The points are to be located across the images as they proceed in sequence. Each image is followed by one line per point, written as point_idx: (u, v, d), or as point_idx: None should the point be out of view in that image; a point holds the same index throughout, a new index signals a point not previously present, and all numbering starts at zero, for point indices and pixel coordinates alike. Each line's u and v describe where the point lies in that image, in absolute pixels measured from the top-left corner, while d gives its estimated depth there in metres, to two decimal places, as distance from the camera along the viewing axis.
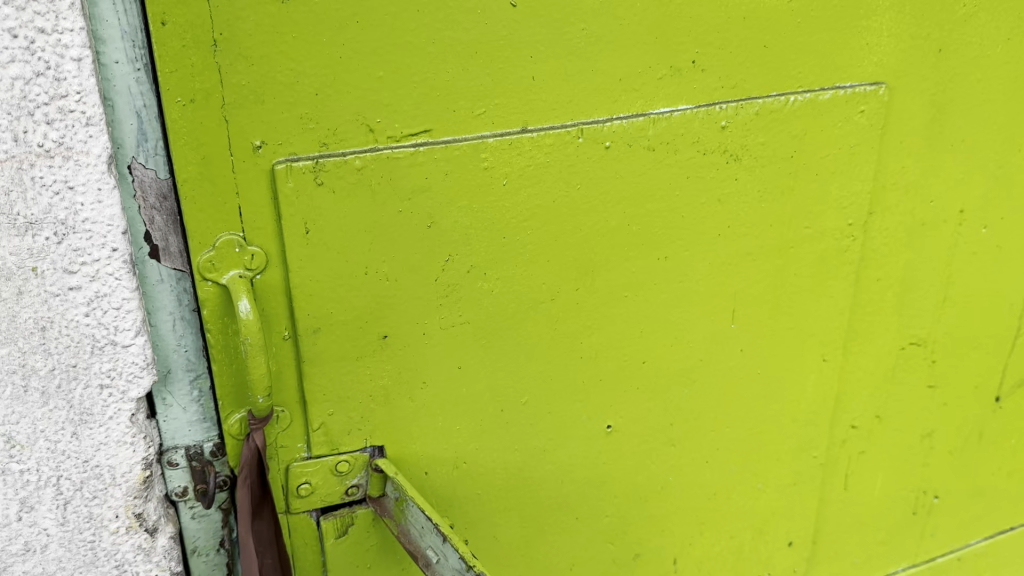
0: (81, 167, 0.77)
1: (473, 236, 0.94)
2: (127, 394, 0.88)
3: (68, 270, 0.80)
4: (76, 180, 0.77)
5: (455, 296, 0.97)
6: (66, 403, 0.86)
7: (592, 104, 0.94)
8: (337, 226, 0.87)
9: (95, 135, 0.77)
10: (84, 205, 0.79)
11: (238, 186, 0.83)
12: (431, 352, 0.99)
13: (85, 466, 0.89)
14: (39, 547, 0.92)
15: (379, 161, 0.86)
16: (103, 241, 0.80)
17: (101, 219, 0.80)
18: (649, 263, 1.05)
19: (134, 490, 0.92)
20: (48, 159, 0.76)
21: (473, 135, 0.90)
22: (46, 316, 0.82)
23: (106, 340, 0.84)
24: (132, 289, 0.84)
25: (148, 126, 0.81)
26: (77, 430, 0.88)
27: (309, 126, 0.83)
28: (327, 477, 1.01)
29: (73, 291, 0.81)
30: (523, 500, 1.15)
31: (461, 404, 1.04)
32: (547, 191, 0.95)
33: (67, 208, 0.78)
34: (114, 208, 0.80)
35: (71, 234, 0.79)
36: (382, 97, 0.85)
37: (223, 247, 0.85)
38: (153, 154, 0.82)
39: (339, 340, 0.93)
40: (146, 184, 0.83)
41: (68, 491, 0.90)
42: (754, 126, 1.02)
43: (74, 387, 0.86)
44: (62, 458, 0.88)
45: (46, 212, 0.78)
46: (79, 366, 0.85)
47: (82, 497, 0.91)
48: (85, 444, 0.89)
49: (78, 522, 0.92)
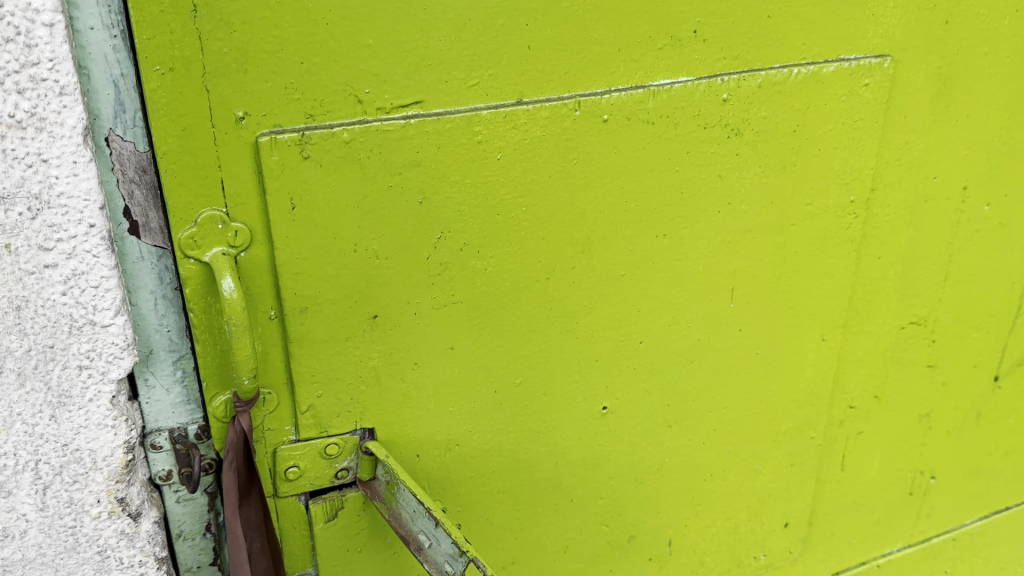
0: (56, 139, 0.74)
1: (467, 213, 0.91)
2: (107, 376, 0.85)
3: (43, 247, 0.77)
4: (50, 153, 0.74)
5: (448, 275, 0.94)
6: (44, 385, 0.83)
7: (590, 75, 0.90)
8: (325, 201, 0.84)
9: (69, 105, 0.73)
10: (59, 179, 0.75)
11: (220, 159, 0.78)
12: (423, 332, 0.96)
13: (64, 450, 0.87)
14: (19, 533, 0.89)
15: (369, 133, 0.82)
16: (80, 217, 0.77)
17: (77, 193, 0.76)
18: (647, 241, 1.02)
19: (116, 474, 0.89)
20: (20, 130, 0.72)
21: (466, 107, 0.86)
22: (22, 294, 0.79)
23: (84, 320, 0.81)
24: (111, 267, 0.80)
25: (126, 96, 0.77)
26: (56, 413, 0.85)
27: (295, 97, 0.79)
28: (316, 460, 0.99)
29: (49, 268, 0.78)
30: (517, 482, 1.13)
31: (454, 385, 1.02)
32: (543, 166, 0.92)
33: (41, 181, 0.75)
34: (91, 182, 0.76)
35: (46, 209, 0.76)
36: (371, 66, 0.80)
37: (205, 223, 0.80)
38: (132, 126, 0.78)
39: (326, 319, 0.90)
40: (124, 157, 0.79)
41: (47, 476, 0.87)
42: (757, 99, 0.99)
43: (52, 368, 0.83)
44: (40, 442, 0.85)
45: (20, 186, 0.74)
46: (56, 347, 0.82)
47: (62, 481, 0.88)
48: (64, 427, 0.85)
49: (58, 507, 0.89)
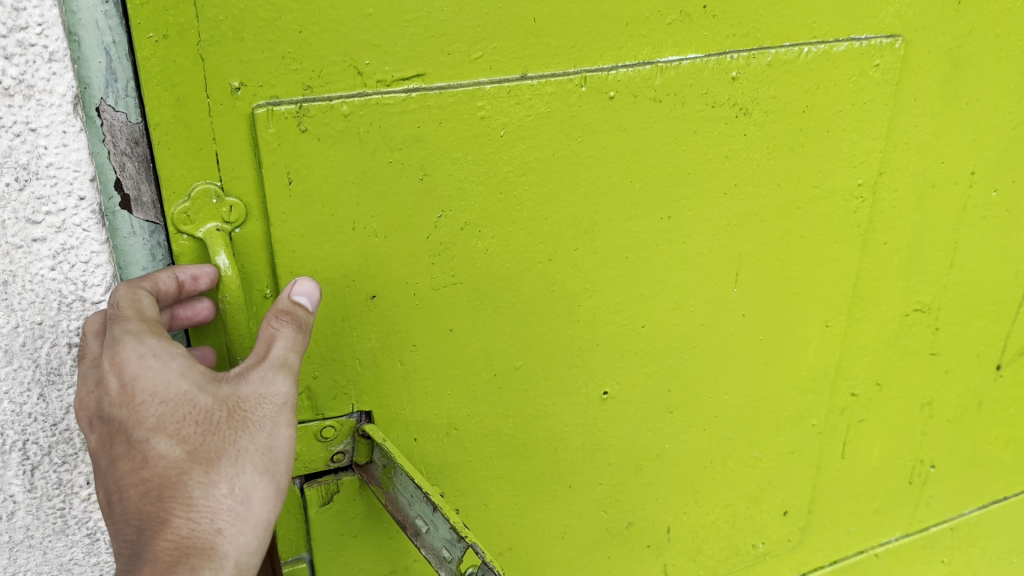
0: (45, 107, 0.71)
1: (468, 190, 0.89)
2: None
3: (31, 220, 0.75)
4: (38, 122, 0.71)
5: (448, 255, 0.92)
6: (32, 363, 0.82)
7: (596, 50, 0.87)
8: (322, 176, 0.81)
9: (59, 72, 0.70)
10: (48, 149, 0.73)
11: (215, 130, 0.76)
12: (422, 312, 0.94)
13: (53, 430, 0.87)
14: (8, 513, 0.90)
15: (368, 107, 0.80)
16: (70, 189, 0.75)
17: (66, 164, 0.74)
18: (652, 223, 1.00)
19: None
20: (7, 98, 0.70)
21: (469, 81, 0.83)
22: (10, 268, 0.77)
23: (74, 296, 0.80)
24: (101, 242, 0.78)
25: (119, 64, 0.72)
26: (44, 392, 0.84)
27: (293, 68, 0.76)
28: (311, 442, 0.96)
29: (38, 243, 0.76)
30: (515, 468, 1.11)
31: (453, 368, 1.00)
32: (548, 143, 0.89)
33: (30, 151, 0.72)
34: (81, 152, 0.73)
35: (34, 180, 0.73)
36: (372, 36, 0.78)
37: (199, 197, 0.78)
38: (124, 95, 0.74)
39: (324, 299, 0.88)
40: (116, 128, 0.75)
41: (35, 456, 0.88)
42: (766, 79, 0.97)
43: (40, 346, 0.82)
44: (28, 422, 0.85)
45: (7, 155, 0.72)
46: (45, 324, 0.81)
47: (50, 462, 0.89)
48: (53, 407, 0.85)
49: (46, 488, 0.90)
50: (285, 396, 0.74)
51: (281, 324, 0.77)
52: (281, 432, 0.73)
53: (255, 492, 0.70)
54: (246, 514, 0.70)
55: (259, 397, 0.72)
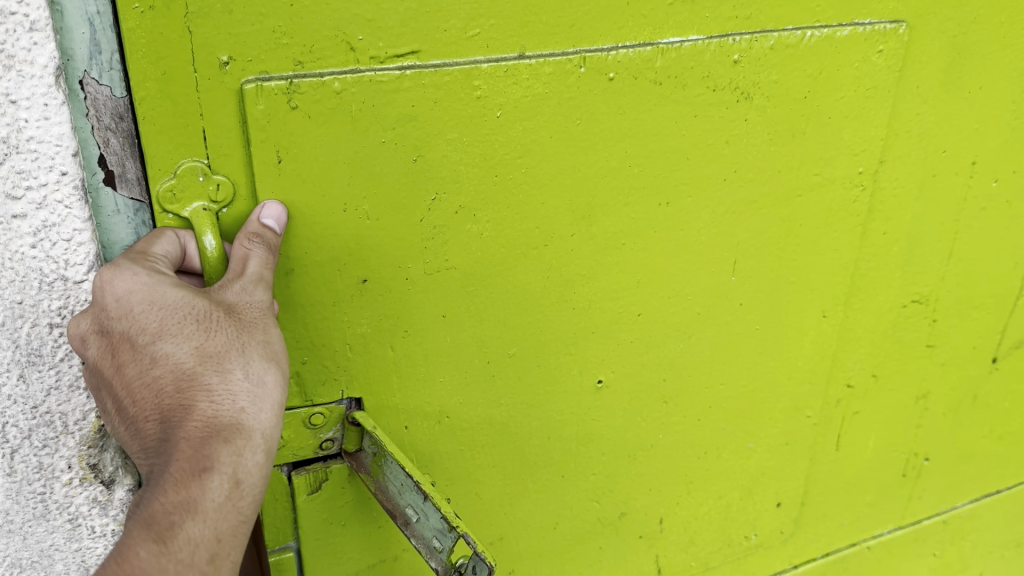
0: (26, 78, 0.68)
1: (463, 173, 0.86)
2: None
3: (10, 195, 0.72)
4: (19, 94, 0.68)
5: (441, 239, 0.89)
6: (11, 343, 0.78)
7: (596, 29, 0.85)
8: (313, 155, 0.79)
9: (40, 42, 0.68)
10: (29, 122, 0.70)
11: (203, 106, 0.73)
12: (415, 298, 0.92)
13: (34, 413, 0.82)
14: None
15: (361, 84, 0.77)
16: (51, 163, 0.72)
17: (48, 138, 0.71)
18: (650, 209, 0.98)
19: (88, 440, 0.85)
20: None
21: (465, 59, 0.81)
22: None
23: (55, 275, 0.76)
24: (84, 219, 0.75)
25: (103, 36, 0.71)
26: (25, 372, 0.80)
27: (283, 42, 0.73)
28: (300, 429, 0.94)
29: (18, 219, 0.73)
30: (508, 457, 1.10)
31: (445, 354, 0.98)
32: (544, 125, 0.87)
33: (9, 124, 0.69)
34: (63, 126, 0.71)
35: (14, 154, 0.70)
36: (366, 11, 0.75)
37: (185, 175, 0.75)
38: (108, 69, 0.72)
39: (315, 282, 0.86)
40: (99, 101, 0.73)
41: (15, 439, 0.83)
42: (769, 62, 0.94)
43: (22, 326, 0.78)
44: (8, 403, 0.81)
45: None
46: (25, 303, 0.77)
47: (31, 446, 0.84)
48: (34, 388, 0.81)
49: (26, 472, 0.85)
50: (270, 299, 0.74)
51: (253, 243, 0.75)
52: (274, 329, 0.73)
53: (270, 375, 0.70)
54: (265, 394, 0.69)
55: (251, 298, 0.72)
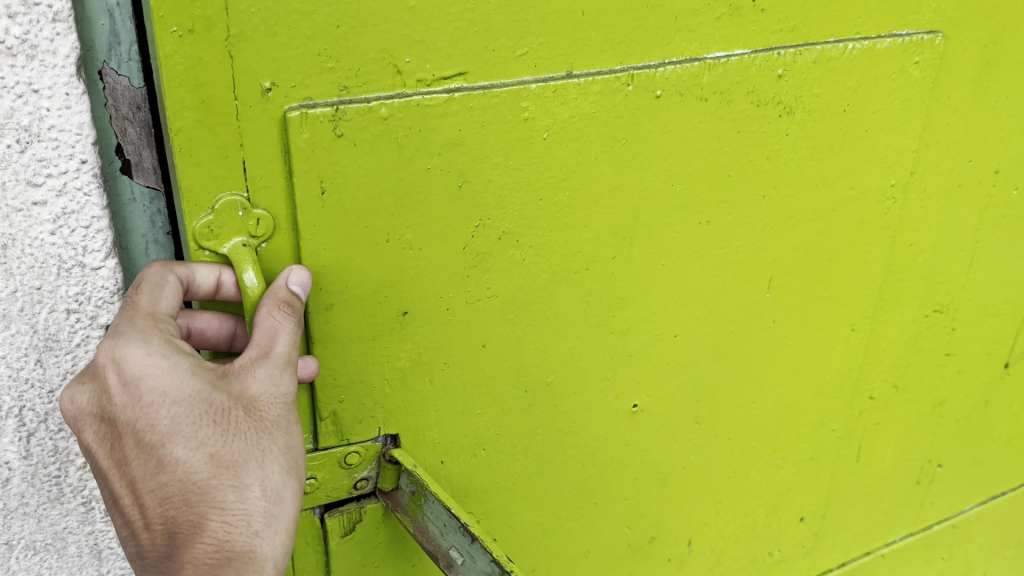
0: (48, 68, 0.68)
1: (507, 198, 0.82)
2: (95, 320, 0.80)
3: (31, 182, 0.72)
4: (41, 83, 0.68)
5: (484, 266, 0.85)
6: (29, 328, 0.79)
7: (644, 45, 0.81)
8: (357, 184, 0.74)
9: (62, 33, 0.67)
10: (50, 111, 0.70)
11: (243, 135, 0.68)
12: (454, 329, 0.88)
13: (49, 397, 0.83)
14: (3, 481, 0.86)
15: (409, 109, 0.73)
16: (71, 152, 0.72)
17: (68, 127, 0.71)
18: (691, 228, 0.95)
19: None
20: (9, 58, 0.66)
21: (513, 80, 0.77)
22: (9, 232, 0.74)
23: (73, 261, 0.76)
24: (102, 208, 0.75)
25: (122, 27, 0.70)
26: (42, 357, 0.81)
27: (329, 66, 0.69)
28: (335, 470, 0.89)
29: (38, 206, 0.73)
30: (542, 487, 1.05)
31: (484, 385, 0.93)
32: (590, 146, 0.83)
33: (31, 112, 0.69)
34: (84, 116, 0.70)
35: (35, 142, 0.70)
36: (413, 32, 0.71)
37: (223, 210, 0.70)
38: (127, 60, 0.71)
39: (353, 317, 0.81)
40: (118, 92, 0.72)
41: (31, 423, 0.84)
42: (811, 76, 0.92)
43: (39, 312, 0.78)
44: (24, 388, 0.82)
45: (8, 116, 0.69)
46: (44, 289, 0.77)
47: (47, 429, 0.85)
48: (50, 372, 0.82)
49: (42, 455, 0.87)
50: (291, 393, 0.69)
51: (283, 314, 0.70)
52: (293, 431, 0.70)
53: (287, 488, 0.67)
54: (280, 510, 0.66)
55: (271, 396, 0.68)
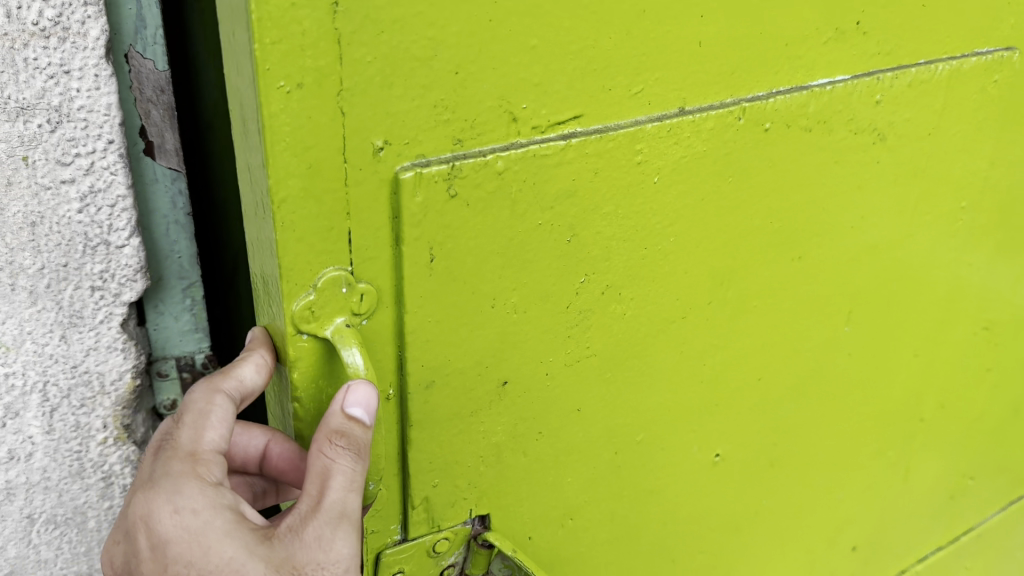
0: (79, 51, 0.70)
1: (614, 248, 0.74)
2: (119, 298, 0.81)
3: (60, 161, 0.73)
4: (73, 65, 0.70)
5: (585, 324, 0.76)
6: (55, 305, 0.79)
7: (754, 76, 0.75)
8: (465, 248, 0.64)
9: (94, 17, 0.69)
10: (80, 92, 0.71)
11: (350, 203, 0.58)
12: (552, 395, 0.79)
13: (73, 372, 0.83)
14: (25, 455, 0.85)
15: (524, 160, 0.64)
16: (99, 132, 0.73)
17: (98, 108, 0.73)
18: (784, 264, 0.89)
19: (124, 400, 0.87)
20: (43, 40, 0.68)
21: (628, 121, 0.69)
22: (37, 211, 0.74)
23: (98, 239, 0.77)
24: (126, 186, 0.77)
25: (149, 13, 0.75)
26: (66, 333, 0.81)
27: (444, 117, 0.59)
28: (423, 561, 0.79)
29: (66, 184, 0.74)
30: (625, 551, 0.97)
31: (576, 452, 0.85)
32: (698, 186, 0.76)
33: (62, 94, 0.71)
34: (112, 97, 0.73)
35: (66, 122, 0.72)
36: (531, 74, 0.62)
37: (327, 288, 0.60)
38: (153, 44, 0.76)
39: (453, 394, 0.71)
40: (143, 75, 0.76)
41: (54, 398, 0.83)
42: (904, 100, 0.87)
43: (64, 288, 0.78)
44: (48, 363, 0.81)
45: (40, 97, 0.70)
46: (69, 267, 0.78)
47: (70, 405, 0.84)
48: (74, 349, 0.82)
49: (64, 431, 0.85)
50: (346, 556, 0.61)
51: (337, 450, 0.60)
52: None
53: None
54: None
55: (316, 565, 0.60)
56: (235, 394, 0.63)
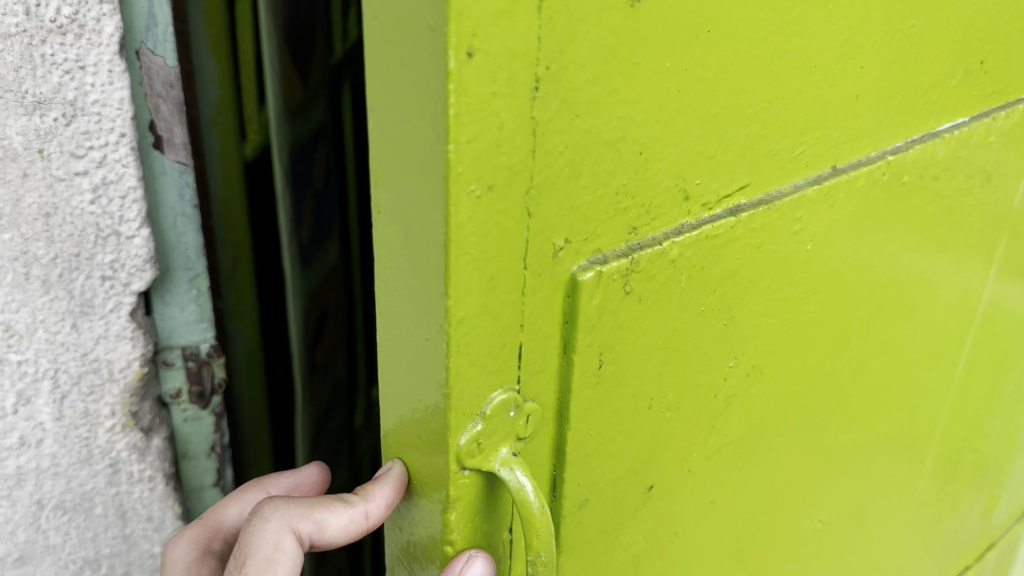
0: (93, 46, 0.68)
1: (759, 326, 0.66)
2: (128, 287, 0.77)
3: (74, 154, 0.70)
4: (87, 60, 0.68)
5: (729, 408, 0.69)
6: (66, 294, 0.75)
7: (891, 130, 0.69)
8: (636, 349, 0.56)
9: (108, 13, 0.68)
10: (94, 86, 0.69)
11: (524, 314, 0.49)
12: (692, 491, 0.69)
13: (83, 360, 0.78)
14: (35, 442, 0.79)
15: (698, 243, 0.56)
16: (111, 125, 0.71)
17: (111, 102, 0.70)
18: (895, 321, 0.83)
19: (134, 389, 0.81)
20: (59, 36, 0.67)
21: (786, 188, 0.62)
22: (51, 201, 0.71)
23: (108, 229, 0.74)
24: (137, 178, 0.73)
25: (160, 9, 0.71)
26: (77, 322, 0.76)
27: (625, 205, 0.51)
28: None
29: (79, 176, 0.71)
30: None
31: (705, 549, 0.75)
32: (836, 250, 0.69)
33: (77, 87, 0.68)
34: (125, 90, 0.70)
35: (79, 115, 0.69)
36: (709, 144, 0.54)
37: (498, 413, 0.50)
38: (163, 40, 0.72)
39: (606, 512, 0.62)
40: (153, 71, 0.72)
41: (65, 385, 0.78)
42: (1009, 141, 0.83)
43: (76, 277, 0.74)
44: (60, 351, 0.76)
45: (55, 91, 0.68)
46: (82, 256, 0.74)
47: (79, 392, 0.79)
48: (84, 337, 0.77)
49: (74, 418, 0.80)
50: None
51: None
52: None
53: None
54: None
55: None
56: (306, 538, 0.58)
